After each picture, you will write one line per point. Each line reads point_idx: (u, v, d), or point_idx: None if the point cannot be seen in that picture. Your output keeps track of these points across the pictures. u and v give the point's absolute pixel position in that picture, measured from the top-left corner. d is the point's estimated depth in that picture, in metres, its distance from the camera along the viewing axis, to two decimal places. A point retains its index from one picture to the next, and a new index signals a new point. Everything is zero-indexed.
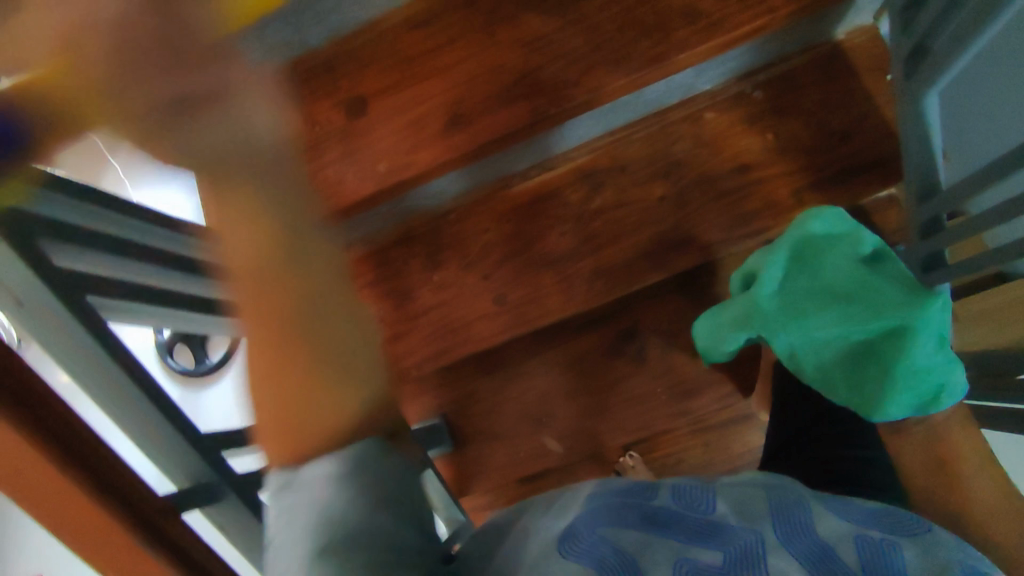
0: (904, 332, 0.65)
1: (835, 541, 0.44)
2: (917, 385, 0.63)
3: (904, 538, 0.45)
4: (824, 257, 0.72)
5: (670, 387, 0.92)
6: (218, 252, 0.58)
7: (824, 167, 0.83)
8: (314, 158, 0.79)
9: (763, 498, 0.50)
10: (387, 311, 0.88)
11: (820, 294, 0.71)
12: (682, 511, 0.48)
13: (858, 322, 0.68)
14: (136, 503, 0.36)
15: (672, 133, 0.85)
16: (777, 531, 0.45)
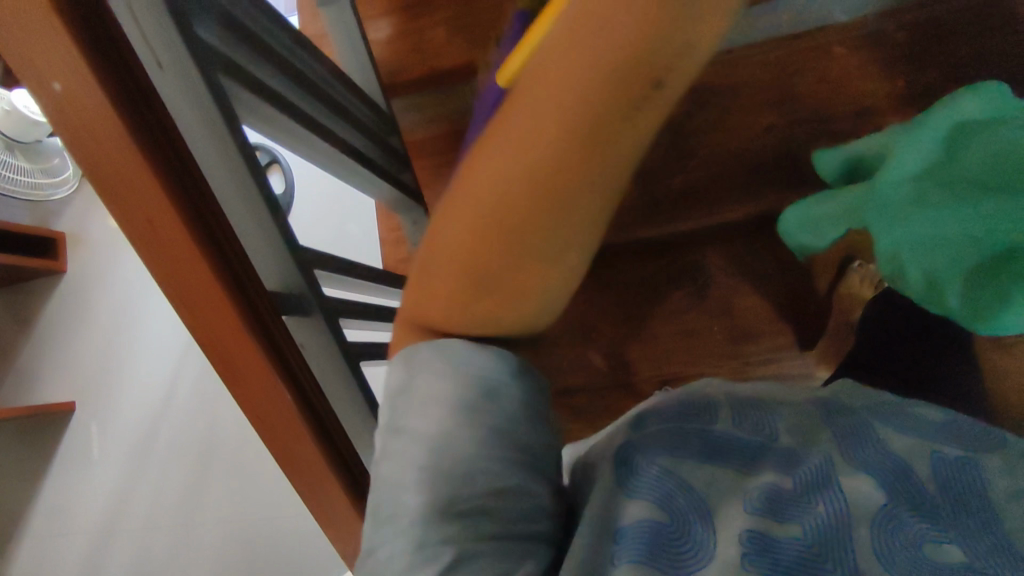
0: (1018, 258, 0.44)
1: (907, 457, 0.38)
2: (1015, 321, 0.46)
3: (986, 450, 0.38)
4: (970, 139, 0.48)
5: (728, 330, 0.90)
6: (336, 83, 0.58)
7: None
8: None
9: (824, 413, 0.44)
10: None
11: (951, 174, 0.48)
12: (743, 434, 0.43)
13: (971, 225, 0.45)
14: (246, 287, 0.37)
15: (793, 62, 0.81)
16: (845, 450, 0.39)
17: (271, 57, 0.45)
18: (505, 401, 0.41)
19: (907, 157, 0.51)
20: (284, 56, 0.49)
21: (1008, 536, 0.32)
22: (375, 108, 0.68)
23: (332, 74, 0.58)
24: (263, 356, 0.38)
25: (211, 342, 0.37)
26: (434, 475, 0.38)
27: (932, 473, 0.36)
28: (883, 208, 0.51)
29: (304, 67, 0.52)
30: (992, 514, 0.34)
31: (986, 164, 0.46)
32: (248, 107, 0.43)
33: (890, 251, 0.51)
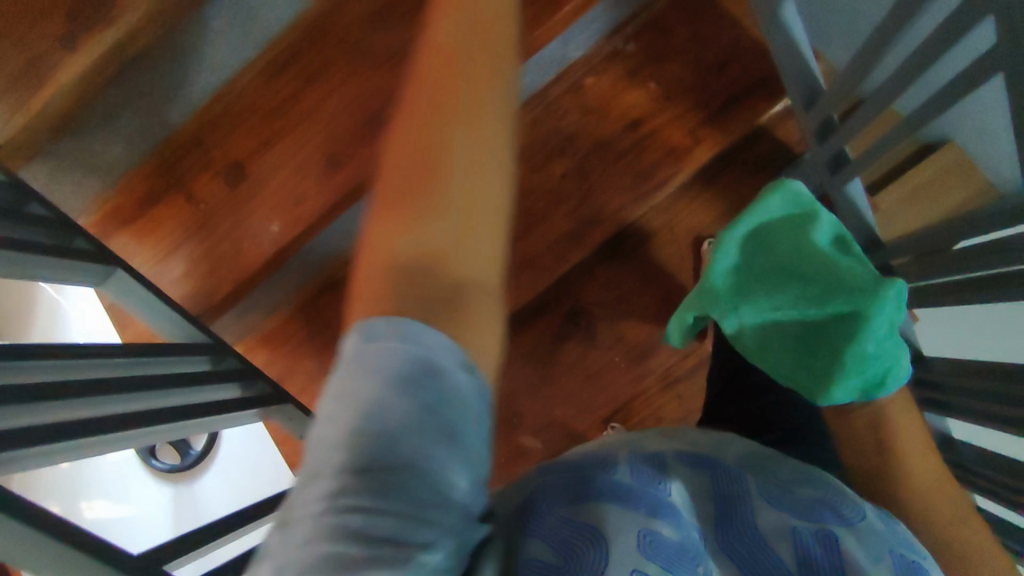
0: (858, 320, 0.53)
1: (773, 538, 0.39)
2: (866, 368, 0.52)
3: (843, 526, 0.41)
4: (778, 234, 0.60)
5: (627, 354, 0.94)
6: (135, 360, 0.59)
7: (710, 102, 0.84)
8: (206, 232, 0.73)
9: (706, 479, 0.45)
10: (329, 362, 0.86)
11: (777, 273, 0.59)
12: (641, 484, 0.42)
13: (811, 300, 0.56)
14: None
15: (558, 109, 0.85)
16: (720, 538, 0.41)
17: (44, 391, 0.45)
18: (450, 394, 0.33)
19: (722, 248, 0.62)
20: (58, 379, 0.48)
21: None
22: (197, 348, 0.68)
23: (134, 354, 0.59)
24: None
25: None
26: (364, 458, 0.30)
27: (797, 556, 0.38)
28: (719, 307, 0.62)
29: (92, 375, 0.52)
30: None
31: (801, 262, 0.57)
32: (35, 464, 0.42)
33: (792, 330, 0.57)
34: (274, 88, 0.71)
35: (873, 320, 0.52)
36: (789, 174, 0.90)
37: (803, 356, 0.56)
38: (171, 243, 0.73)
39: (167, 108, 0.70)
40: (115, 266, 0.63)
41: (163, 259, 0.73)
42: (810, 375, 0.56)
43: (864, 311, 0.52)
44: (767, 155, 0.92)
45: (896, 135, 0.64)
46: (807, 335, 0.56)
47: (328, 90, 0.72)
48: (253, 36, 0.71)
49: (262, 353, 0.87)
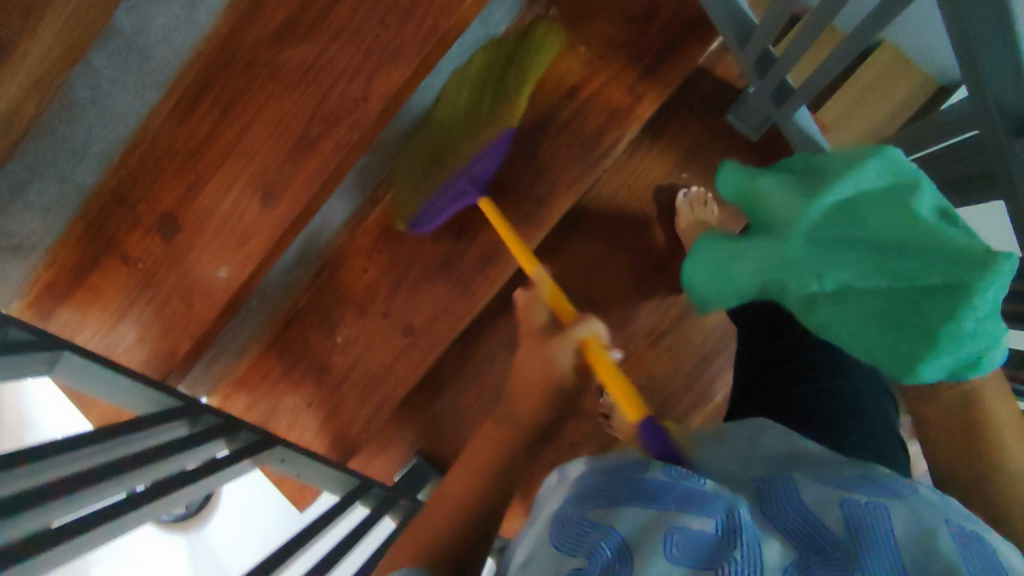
0: (958, 297, 0.45)
1: (822, 511, 0.40)
2: (963, 347, 0.45)
3: (891, 497, 0.41)
4: (870, 207, 0.51)
5: (608, 319, 0.93)
6: (126, 434, 0.58)
7: (646, 53, 0.81)
8: (155, 289, 0.71)
9: (755, 485, 0.46)
10: (312, 393, 0.84)
11: (862, 246, 0.50)
12: (674, 480, 0.43)
13: (916, 270, 0.47)
14: None
15: None
16: (769, 510, 0.41)
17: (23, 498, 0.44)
18: None
19: (802, 217, 0.54)
20: (54, 474, 0.49)
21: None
22: (175, 412, 0.66)
23: (115, 433, 0.57)
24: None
25: None
26: None
27: (846, 521, 0.39)
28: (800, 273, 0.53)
29: (81, 462, 0.52)
30: (892, 552, 0.36)
31: (892, 235, 0.49)
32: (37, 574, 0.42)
33: (871, 304, 0.49)
34: (188, 129, 0.68)
35: (982, 293, 0.44)
36: (736, 109, 0.88)
37: (879, 330, 0.49)
38: (120, 307, 0.71)
39: (78, 169, 0.65)
40: (61, 349, 0.60)
41: (117, 323, 0.71)
42: (894, 353, 0.48)
43: (968, 286, 0.44)
44: (711, 96, 0.90)
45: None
46: (893, 313, 0.48)
47: (244, 122, 0.68)
48: (151, 77, 0.65)
49: (242, 395, 0.84)
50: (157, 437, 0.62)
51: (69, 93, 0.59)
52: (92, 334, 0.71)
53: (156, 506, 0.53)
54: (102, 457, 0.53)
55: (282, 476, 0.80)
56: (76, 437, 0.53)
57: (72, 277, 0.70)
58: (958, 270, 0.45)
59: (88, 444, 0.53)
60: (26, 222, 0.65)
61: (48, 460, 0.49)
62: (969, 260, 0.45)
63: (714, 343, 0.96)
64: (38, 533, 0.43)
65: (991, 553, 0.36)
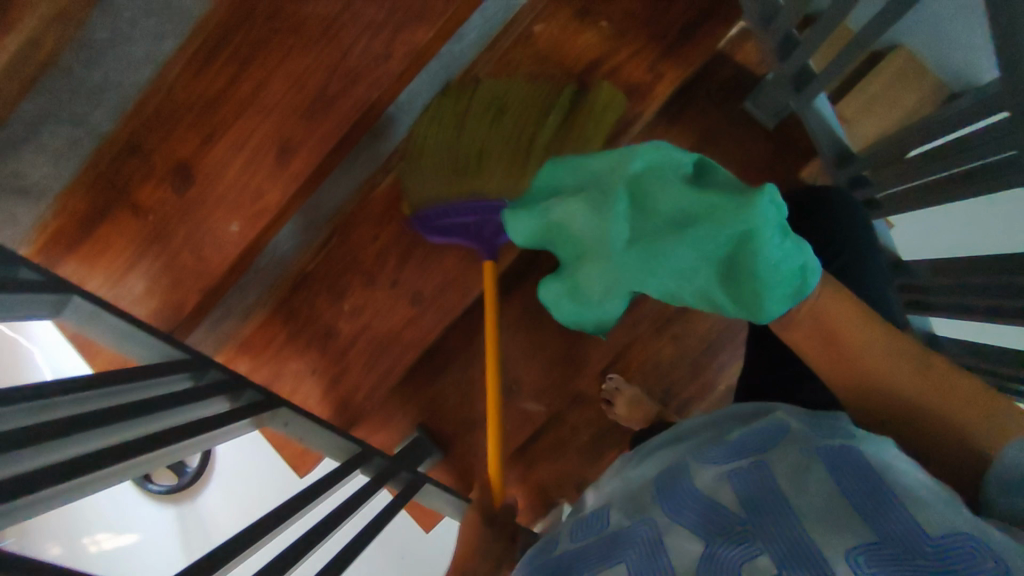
0: (751, 242, 0.39)
1: (714, 491, 0.38)
2: (779, 276, 0.40)
3: (769, 450, 0.40)
4: (652, 189, 0.42)
5: None
6: (130, 382, 0.57)
7: (668, 32, 0.81)
8: (165, 243, 0.70)
9: (658, 477, 0.44)
10: (317, 358, 0.83)
11: (667, 233, 0.41)
12: (584, 537, 0.41)
13: (705, 237, 0.40)
14: None
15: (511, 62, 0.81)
16: (667, 506, 0.39)
17: (25, 433, 0.43)
18: None
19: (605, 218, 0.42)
20: (51, 415, 0.48)
21: (812, 545, 0.32)
22: (180, 365, 0.66)
23: (121, 380, 0.56)
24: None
25: None
26: None
27: (737, 497, 0.37)
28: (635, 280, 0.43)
29: (79, 406, 0.51)
30: (783, 520, 0.34)
31: (683, 210, 0.41)
32: (31, 511, 0.41)
33: (700, 272, 0.41)
34: (205, 80, 0.67)
35: (769, 235, 0.39)
36: (754, 95, 0.87)
37: (720, 289, 0.42)
38: (128, 259, 0.70)
39: (93, 114, 0.65)
40: (70, 293, 0.59)
41: (125, 275, 0.71)
42: (740, 303, 0.42)
43: (751, 227, 0.38)
44: (730, 81, 0.90)
45: (859, 41, 0.62)
46: (725, 271, 0.41)
47: (266, 72, 0.67)
48: (171, 25, 0.64)
49: (246, 358, 0.83)
50: (160, 388, 0.61)
51: (88, 33, 0.58)
52: (99, 285, 0.71)
53: (157, 454, 0.53)
54: (103, 404, 0.53)
55: (284, 439, 0.79)
56: (80, 379, 0.52)
57: (81, 225, 0.69)
58: (742, 217, 0.38)
59: (91, 388, 0.52)
60: (37, 165, 0.64)
61: (48, 400, 0.48)
62: (731, 205, 0.39)
63: (721, 331, 0.95)
64: (41, 469, 0.42)
65: (871, 471, 0.35)
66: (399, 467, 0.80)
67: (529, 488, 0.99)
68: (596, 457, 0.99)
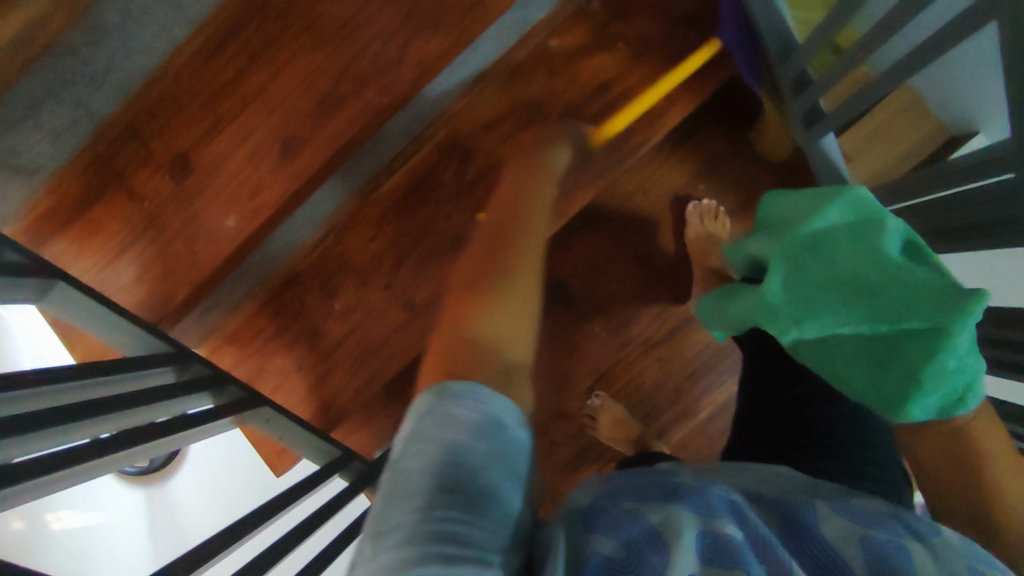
0: (935, 337, 0.42)
1: (840, 545, 0.32)
2: (940, 386, 0.42)
3: (916, 538, 0.33)
4: (834, 242, 0.48)
5: (607, 322, 0.92)
6: (113, 373, 0.56)
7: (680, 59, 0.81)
8: (157, 231, 0.69)
9: (784, 492, 0.38)
10: (303, 356, 0.82)
11: (835, 288, 0.47)
12: (703, 486, 0.36)
13: (883, 317, 0.44)
14: None
15: (523, 75, 0.81)
16: (784, 530, 0.34)
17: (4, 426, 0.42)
18: None
19: (772, 266, 0.51)
20: (34, 404, 0.47)
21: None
22: (163, 358, 0.64)
23: (103, 371, 0.55)
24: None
25: None
26: None
27: (870, 557, 0.31)
28: (779, 325, 0.49)
29: (62, 399, 0.49)
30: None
31: (858, 275, 0.46)
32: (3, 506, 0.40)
33: (851, 345, 0.46)
34: (212, 71, 0.66)
35: (959, 334, 0.41)
36: (760, 127, 0.87)
37: (868, 368, 0.45)
38: (118, 245, 0.69)
39: (94, 96, 0.63)
40: (55, 277, 0.58)
41: (114, 261, 0.69)
42: (885, 391, 0.44)
43: (947, 326, 0.41)
44: (737, 112, 0.90)
45: (870, 90, 0.62)
46: (876, 351, 0.45)
47: (275, 68, 0.66)
48: (182, 12, 0.63)
49: (230, 352, 0.82)
50: (141, 380, 0.60)
51: (97, 15, 0.57)
52: (85, 269, 0.69)
53: (137, 449, 0.52)
54: (85, 395, 0.52)
55: (262, 436, 0.78)
56: (64, 369, 0.51)
57: (72, 207, 0.68)
58: (937, 311, 0.42)
59: (74, 378, 0.51)
60: (33, 143, 0.62)
61: (32, 389, 0.47)
62: (930, 300, 0.43)
63: (707, 358, 0.95)
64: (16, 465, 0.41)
65: None
66: (377, 472, 0.79)
67: None
68: (575, 475, 0.99)
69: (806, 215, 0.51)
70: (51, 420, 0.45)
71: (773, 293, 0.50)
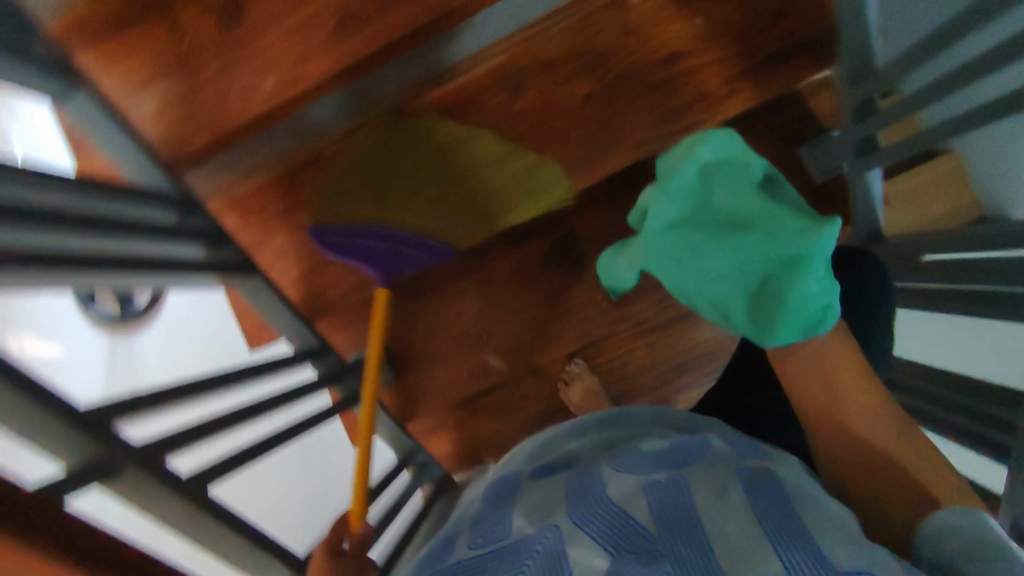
0: (801, 264, 0.45)
1: (628, 503, 0.34)
2: (805, 310, 0.45)
3: (684, 465, 0.37)
4: (718, 181, 0.50)
5: (610, 296, 0.91)
6: (119, 197, 0.55)
7: (754, 52, 0.78)
8: (191, 73, 0.68)
9: (569, 479, 0.40)
10: (303, 242, 0.81)
11: (716, 223, 0.49)
12: (481, 547, 0.36)
13: (758, 245, 0.46)
14: (44, 525, 0.32)
15: (595, 21, 0.74)
16: (577, 511, 0.35)
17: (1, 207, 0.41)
18: None
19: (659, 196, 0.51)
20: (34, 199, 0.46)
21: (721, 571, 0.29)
22: (169, 200, 0.64)
23: (109, 191, 0.54)
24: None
25: None
26: None
27: (655, 511, 0.33)
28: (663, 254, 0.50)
29: (65, 199, 0.49)
30: (704, 553, 0.31)
31: (748, 211, 0.49)
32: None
33: (728, 269, 0.47)
34: None
35: (819, 260, 0.45)
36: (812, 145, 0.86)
37: (747, 303, 0.47)
38: (150, 76, 0.68)
39: None
40: (82, 85, 0.57)
41: (141, 91, 0.68)
42: (754, 321, 0.47)
43: (807, 251, 0.45)
44: (795, 123, 0.88)
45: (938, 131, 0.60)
46: (759, 287, 0.47)
47: None
48: None
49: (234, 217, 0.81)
50: (142, 213, 0.59)
51: None
52: (111, 91, 0.68)
53: (123, 276, 0.51)
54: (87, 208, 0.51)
55: (246, 307, 0.77)
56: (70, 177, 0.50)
57: (113, 25, 0.66)
58: (801, 236, 0.45)
59: (79, 188, 0.50)
60: None
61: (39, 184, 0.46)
62: (800, 230, 0.46)
63: (694, 355, 0.95)
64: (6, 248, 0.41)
65: (790, 504, 0.33)
66: (349, 374, 0.79)
67: (461, 441, 0.98)
68: (536, 433, 0.99)
69: (688, 149, 0.53)
70: (48, 219, 0.45)
71: (667, 212, 0.50)
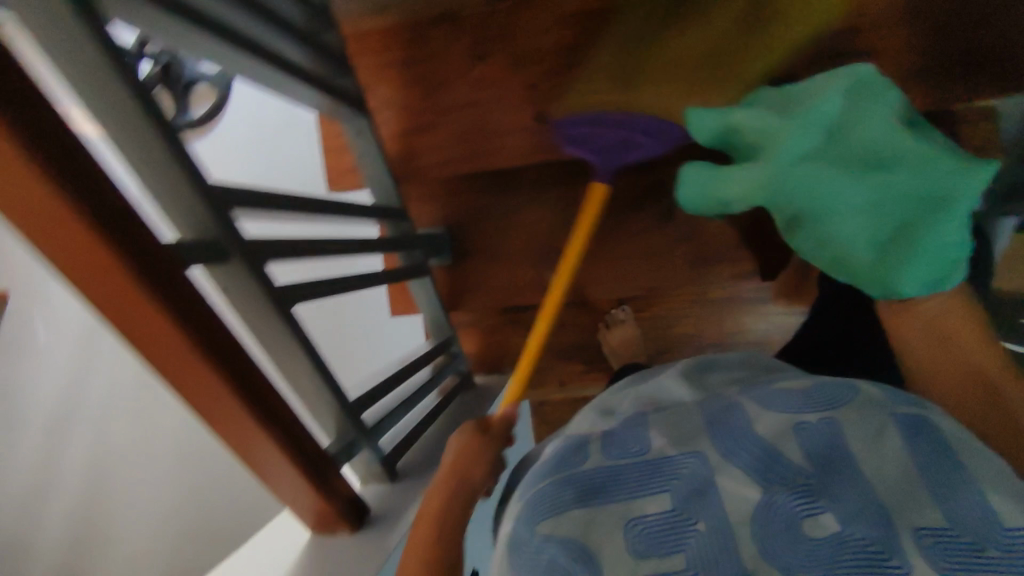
0: (939, 211, 0.41)
1: (777, 440, 0.34)
2: (935, 258, 0.42)
3: (837, 408, 0.35)
4: (861, 114, 0.45)
5: (691, 255, 0.88)
6: None
7: (939, 50, 0.72)
8: None
9: (700, 409, 0.40)
10: None
11: (853, 159, 0.45)
12: (615, 457, 0.37)
13: (894, 188, 0.43)
14: (160, 265, 0.32)
15: None
16: (721, 443, 0.36)
17: None
18: None
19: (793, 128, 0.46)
20: None
21: (889, 515, 0.29)
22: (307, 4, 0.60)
23: None
24: (197, 351, 0.35)
25: (112, 314, 0.32)
26: None
27: (806, 451, 0.33)
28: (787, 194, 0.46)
29: None
30: (860, 490, 0.31)
31: (893, 151, 0.44)
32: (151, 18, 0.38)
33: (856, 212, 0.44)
34: None
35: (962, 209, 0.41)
36: None
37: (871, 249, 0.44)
38: None
39: None
40: None
41: None
42: (869, 269, 0.45)
43: (951, 196, 0.41)
44: None
45: None
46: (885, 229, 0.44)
47: None
48: None
49: None
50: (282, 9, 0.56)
51: None
52: None
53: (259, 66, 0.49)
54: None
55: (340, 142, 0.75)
56: None
57: None
58: (944, 179, 0.41)
59: None
60: None
61: None
62: (947, 172, 0.41)
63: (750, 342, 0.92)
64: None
65: (949, 448, 0.32)
66: (415, 244, 0.78)
67: (490, 347, 0.96)
68: (565, 365, 0.97)
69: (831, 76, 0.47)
70: None
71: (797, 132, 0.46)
